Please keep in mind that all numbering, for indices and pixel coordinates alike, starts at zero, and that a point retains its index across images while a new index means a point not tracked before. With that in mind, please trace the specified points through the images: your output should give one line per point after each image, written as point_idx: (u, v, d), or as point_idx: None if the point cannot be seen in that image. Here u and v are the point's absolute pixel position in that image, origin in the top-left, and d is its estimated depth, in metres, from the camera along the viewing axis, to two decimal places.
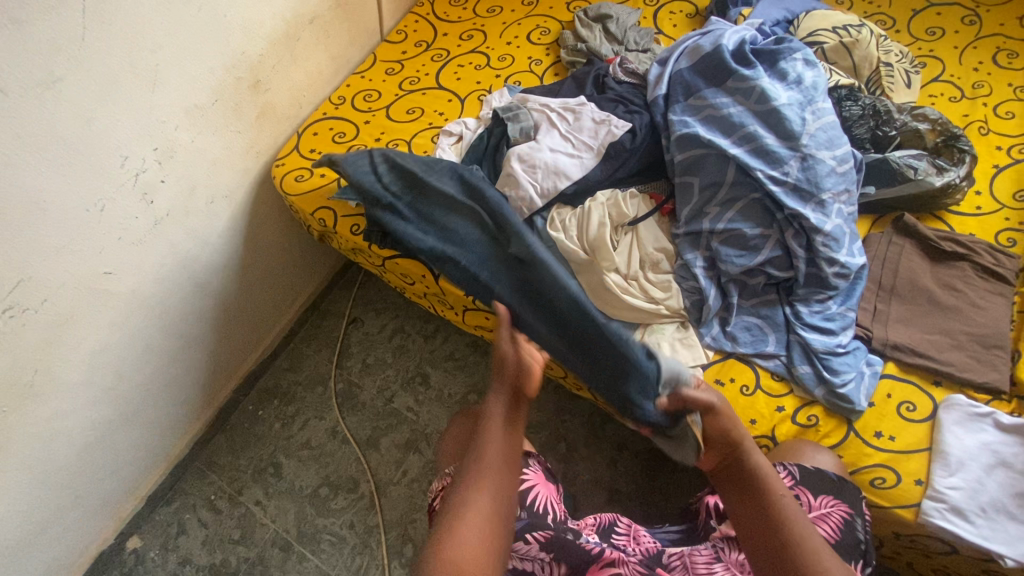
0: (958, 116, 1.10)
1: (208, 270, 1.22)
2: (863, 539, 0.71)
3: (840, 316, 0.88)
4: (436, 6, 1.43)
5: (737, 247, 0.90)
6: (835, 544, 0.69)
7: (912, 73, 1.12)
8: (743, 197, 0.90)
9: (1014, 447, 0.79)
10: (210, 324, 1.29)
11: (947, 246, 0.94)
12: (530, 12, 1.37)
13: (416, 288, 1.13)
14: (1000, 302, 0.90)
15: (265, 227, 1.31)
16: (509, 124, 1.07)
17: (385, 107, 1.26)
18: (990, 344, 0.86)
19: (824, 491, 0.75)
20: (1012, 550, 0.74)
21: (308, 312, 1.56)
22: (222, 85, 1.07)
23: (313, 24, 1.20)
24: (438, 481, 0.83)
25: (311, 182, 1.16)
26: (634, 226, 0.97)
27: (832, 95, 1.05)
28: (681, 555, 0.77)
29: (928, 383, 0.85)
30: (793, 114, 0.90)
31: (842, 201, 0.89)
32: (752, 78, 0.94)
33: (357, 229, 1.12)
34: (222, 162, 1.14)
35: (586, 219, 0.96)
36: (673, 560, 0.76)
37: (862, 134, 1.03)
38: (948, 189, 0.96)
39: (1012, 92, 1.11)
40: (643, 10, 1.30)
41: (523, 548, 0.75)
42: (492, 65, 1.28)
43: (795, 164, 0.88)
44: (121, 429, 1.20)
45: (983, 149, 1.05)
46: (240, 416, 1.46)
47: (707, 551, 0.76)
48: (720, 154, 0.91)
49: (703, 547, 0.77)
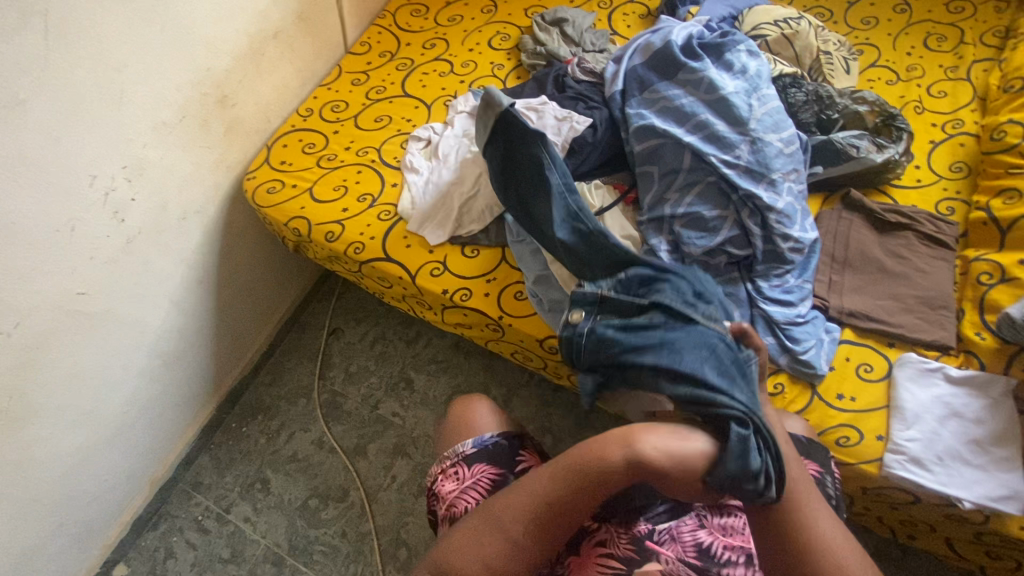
0: (895, 97, 1.17)
1: (183, 286, 1.22)
2: (834, 495, 0.75)
3: (798, 288, 0.93)
4: (397, 17, 1.46)
5: (697, 229, 0.94)
6: None
7: (849, 60, 1.19)
8: (700, 181, 0.95)
9: (964, 398, 0.85)
10: (188, 343, 1.29)
11: (891, 218, 1.01)
12: (490, 19, 1.41)
13: (394, 291, 1.15)
14: (944, 266, 0.96)
15: (239, 242, 1.32)
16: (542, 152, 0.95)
17: (353, 117, 1.28)
18: (935, 305, 0.92)
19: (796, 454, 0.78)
20: (968, 493, 0.79)
21: (287, 325, 1.56)
22: (189, 101, 1.09)
23: (277, 39, 1.22)
24: (438, 464, 0.85)
25: (282, 193, 1.18)
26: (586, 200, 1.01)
27: (778, 83, 1.11)
28: (668, 528, 0.76)
29: (882, 345, 0.91)
30: (741, 101, 0.96)
31: (792, 179, 0.95)
32: (700, 70, 0.99)
33: (331, 236, 1.13)
34: (192, 178, 1.15)
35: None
36: (662, 535, 0.75)
37: (808, 118, 1.10)
38: (888, 164, 1.03)
39: (943, 73, 1.19)
40: (598, 13, 1.35)
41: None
42: (455, 72, 1.32)
43: (745, 148, 0.93)
44: (102, 453, 1.19)
45: (919, 126, 1.13)
46: (224, 434, 1.45)
47: (691, 520, 0.77)
48: (676, 142, 0.96)
49: (687, 515, 0.78)
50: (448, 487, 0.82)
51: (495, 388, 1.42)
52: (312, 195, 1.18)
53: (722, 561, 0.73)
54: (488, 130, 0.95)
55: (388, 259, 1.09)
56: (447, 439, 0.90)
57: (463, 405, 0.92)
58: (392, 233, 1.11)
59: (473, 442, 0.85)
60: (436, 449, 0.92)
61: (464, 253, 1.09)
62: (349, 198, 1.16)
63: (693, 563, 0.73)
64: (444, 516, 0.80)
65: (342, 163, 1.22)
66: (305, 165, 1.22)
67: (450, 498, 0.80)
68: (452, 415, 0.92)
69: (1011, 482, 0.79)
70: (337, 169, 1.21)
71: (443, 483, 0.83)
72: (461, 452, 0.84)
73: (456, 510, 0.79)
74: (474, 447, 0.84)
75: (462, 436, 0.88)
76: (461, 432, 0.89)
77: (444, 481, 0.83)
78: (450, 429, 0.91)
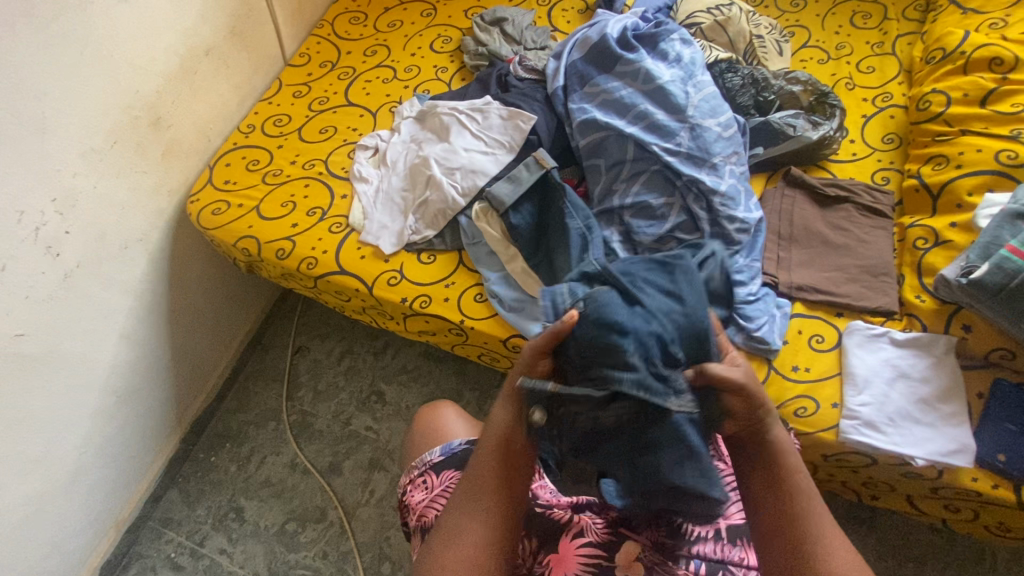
0: (827, 75, 1.21)
1: (132, 318, 1.18)
2: None
3: (747, 267, 0.96)
4: (336, 25, 1.43)
5: (646, 218, 0.96)
6: None
7: (782, 42, 1.23)
8: (645, 171, 0.97)
9: (909, 359, 0.88)
10: (143, 376, 1.24)
11: (831, 192, 1.04)
12: (430, 23, 1.40)
13: (353, 304, 1.13)
14: (883, 235, 0.99)
15: (189, 266, 1.28)
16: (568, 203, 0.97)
17: (297, 130, 1.26)
18: (878, 273, 0.95)
19: None
20: (920, 450, 0.82)
21: (250, 348, 1.52)
22: (120, 126, 1.05)
23: (209, 55, 1.19)
24: (407, 474, 0.84)
25: (228, 214, 1.15)
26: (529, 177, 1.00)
27: (714, 69, 1.14)
28: None
29: (831, 316, 0.94)
30: (677, 89, 0.98)
31: (733, 162, 0.97)
32: (636, 61, 1.01)
33: (282, 253, 1.11)
34: (131, 204, 1.11)
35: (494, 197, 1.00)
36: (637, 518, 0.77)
37: (746, 101, 1.12)
38: (824, 140, 1.06)
39: (870, 49, 1.23)
40: (537, 11, 1.36)
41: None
42: (399, 78, 1.31)
43: (685, 134, 0.95)
44: (60, 498, 1.14)
45: (852, 102, 1.17)
46: (192, 466, 1.40)
47: None
48: (618, 134, 0.98)
49: None
50: (418, 497, 0.80)
51: (468, 392, 1.41)
52: (259, 213, 1.15)
53: (694, 538, 0.73)
54: (523, 186, 1.00)
55: (343, 272, 1.08)
56: (417, 449, 0.89)
57: (432, 412, 0.93)
58: (345, 245, 1.09)
59: (441, 450, 0.84)
60: (406, 459, 0.90)
61: (420, 259, 1.07)
62: (298, 212, 1.14)
63: (665, 543, 0.72)
64: (415, 528, 0.79)
65: (288, 177, 1.19)
66: (250, 183, 1.19)
67: (421, 509, 0.79)
68: (423, 423, 0.92)
69: (958, 436, 0.82)
70: (284, 185, 1.18)
71: (412, 493, 0.81)
72: (428, 462, 0.83)
73: (427, 522, 0.77)
74: (441, 455, 0.83)
75: (431, 445, 0.88)
76: (431, 441, 0.88)
77: (413, 491, 0.81)
78: (420, 439, 0.90)
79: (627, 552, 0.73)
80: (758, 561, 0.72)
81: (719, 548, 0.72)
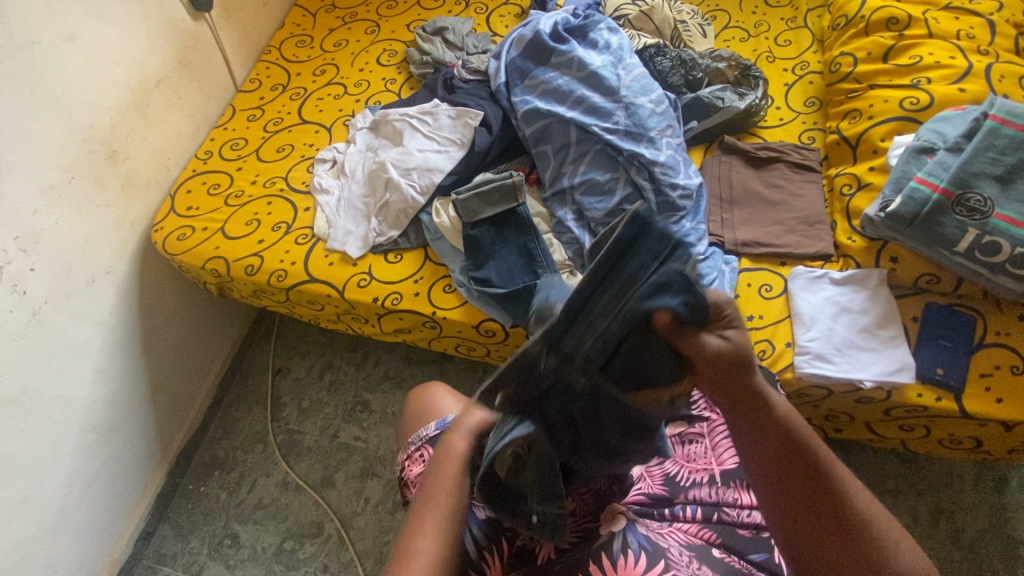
0: (749, 52, 1.31)
1: (106, 351, 1.18)
2: None
3: (694, 230, 1.02)
4: (283, 49, 1.48)
5: (596, 194, 1.02)
6: None
7: (704, 26, 1.32)
8: (589, 151, 1.03)
9: (850, 294, 0.94)
10: (124, 410, 1.24)
11: (763, 154, 1.12)
12: (375, 39, 1.45)
13: (327, 312, 1.16)
14: (815, 187, 1.07)
15: (160, 295, 1.29)
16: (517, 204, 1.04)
17: (254, 152, 1.29)
18: (814, 222, 1.03)
19: None
20: (867, 374, 0.88)
21: (230, 375, 1.52)
22: (77, 160, 1.07)
23: (161, 86, 1.22)
24: (405, 450, 0.86)
25: (194, 238, 1.17)
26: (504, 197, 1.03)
27: (645, 55, 1.23)
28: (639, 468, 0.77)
29: (776, 266, 1.01)
30: (609, 73, 1.05)
31: (668, 135, 1.04)
32: (568, 51, 1.08)
33: (251, 269, 1.13)
34: (94, 238, 1.12)
35: (466, 212, 1.03)
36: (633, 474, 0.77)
37: (677, 81, 1.21)
38: (751, 109, 1.15)
39: (786, 24, 1.33)
40: (476, 18, 1.43)
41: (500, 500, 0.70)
42: (350, 93, 1.36)
43: (620, 113, 1.03)
44: (47, 541, 1.12)
45: (774, 73, 1.26)
46: (181, 498, 1.39)
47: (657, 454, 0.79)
48: (561, 120, 1.04)
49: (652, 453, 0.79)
50: (416, 470, 0.83)
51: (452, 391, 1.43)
52: (224, 233, 1.17)
53: (689, 484, 0.75)
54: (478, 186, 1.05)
55: (313, 281, 1.11)
56: (412, 424, 0.91)
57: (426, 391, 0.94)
58: (312, 255, 1.12)
59: (436, 425, 0.85)
60: (400, 437, 0.92)
61: (387, 260, 1.11)
62: (263, 229, 1.17)
63: (661, 494, 0.74)
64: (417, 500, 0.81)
65: (250, 197, 1.22)
66: (213, 207, 1.21)
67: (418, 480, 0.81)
68: (415, 400, 0.94)
69: (900, 356, 0.89)
70: (246, 205, 1.21)
71: (411, 467, 0.84)
72: (425, 437, 0.85)
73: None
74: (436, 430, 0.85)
75: (425, 422, 0.89)
76: (423, 417, 0.89)
77: (412, 465, 0.84)
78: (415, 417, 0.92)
79: (611, 508, 0.67)
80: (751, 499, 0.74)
81: (713, 491, 0.74)
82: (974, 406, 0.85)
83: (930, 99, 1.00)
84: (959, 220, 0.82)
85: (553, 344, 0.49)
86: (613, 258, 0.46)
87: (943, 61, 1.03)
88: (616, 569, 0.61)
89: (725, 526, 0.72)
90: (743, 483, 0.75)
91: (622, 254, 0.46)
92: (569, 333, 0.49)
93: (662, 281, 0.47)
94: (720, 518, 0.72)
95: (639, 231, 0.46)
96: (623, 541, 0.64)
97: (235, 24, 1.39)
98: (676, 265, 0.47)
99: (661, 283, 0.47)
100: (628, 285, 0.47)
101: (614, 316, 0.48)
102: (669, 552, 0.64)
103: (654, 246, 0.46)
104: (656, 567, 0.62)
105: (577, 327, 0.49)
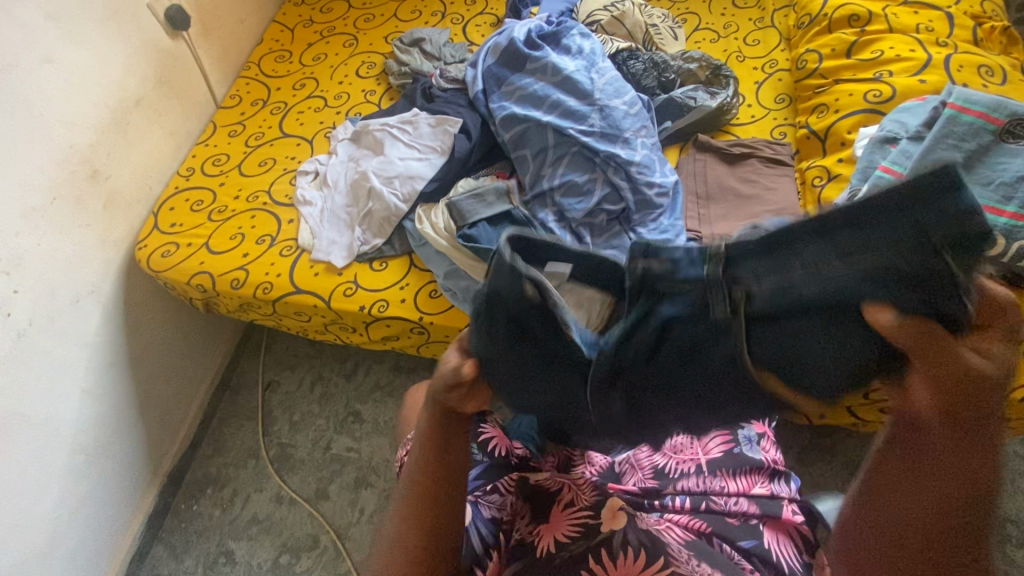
0: (720, 52, 1.34)
1: (94, 371, 1.18)
2: None
3: (672, 226, 1.04)
4: (262, 65, 1.49)
5: (575, 195, 1.05)
6: None
7: (675, 28, 1.35)
8: (567, 153, 1.05)
9: None
10: (113, 431, 1.24)
11: (737, 150, 1.15)
12: (353, 52, 1.47)
13: (314, 323, 1.17)
14: (787, 180, 1.10)
15: (146, 313, 1.28)
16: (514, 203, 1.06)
17: (236, 166, 1.30)
18: (788, 214, 1.05)
19: None
20: None
21: (220, 391, 1.52)
22: (58, 181, 1.07)
23: (140, 105, 1.23)
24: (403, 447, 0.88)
25: (178, 254, 1.18)
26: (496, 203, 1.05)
27: (618, 59, 1.26)
28: (627, 459, 0.79)
29: None
30: (582, 77, 1.08)
31: (643, 135, 1.07)
32: (542, 57, 1.10)
33: (237, 283, 1.14)
34: (77, 258, 1.12)
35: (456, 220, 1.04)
36: (623, 466, 0.78)
37: (651, 83, 1.23)
38: (723, 107, 1.18)
39: (754, 24, 1.37)
40: (452, 29, 1.45)
41: (497, 498, 0.73)
42: (330, 105, 1.37)
43: (595, 115, 1.05)
44: (39, 566, 1.11)
45: (744, 72, 1.29)
46: (174, 517, 1.38)
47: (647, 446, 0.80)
48: (537, 124, 1.06)
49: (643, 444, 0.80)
50: None
51: None
52: (208, 248, 1.18)
53: (678, 476, 0.76)
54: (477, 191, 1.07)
55: (300, 292, 1.11)
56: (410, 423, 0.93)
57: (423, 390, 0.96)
58: (297, 266, 1.13)
59: None
60: (400, 436, 0.94)
61: (372, 267, 1.12)
62: (247, 242, 1.17)
63: (651, 486, 0.75)
64: None
65: (233, 212, 1.23)
66: (196, 223, 1.22)
67: None
68: (411, 403, 0.96)
69: None
70: (230, 219, 1.21)
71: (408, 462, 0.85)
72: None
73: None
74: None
75: None
76: None
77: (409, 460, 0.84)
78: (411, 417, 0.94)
79: (610, 504, 0.68)
80: (738, 486, 0.75)
81: (701, 481, 0.75)
82: None
83: (892, 91, 1.03)
84: None
85: (732, 260, 0.49)
86: (855, 211, 0.46)
87: (903, 54, 1.07)
88: (616, 566, 0.63)
89: (715, 515, 0.72)
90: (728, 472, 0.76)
91: (899, 221, 0.44)
92: (760, 261, 0.49)
93: (914, 272, 0.45)
94: (709, 507, 0.73)
95: (923, 195, 0.43)
96: (623, 537, 0.65)
97: (213, 41, 1.40)
98: (942, 258, 0.44)
99: (911, 264, 0.44)
100: (862, 246, 0.46)
101: (826, 265, 0.47)
102: (669, 547, 0.65)
103: (928, 224, 0.44)
104: (655, 564, 0.63)
105: (770, 255, 0.48)
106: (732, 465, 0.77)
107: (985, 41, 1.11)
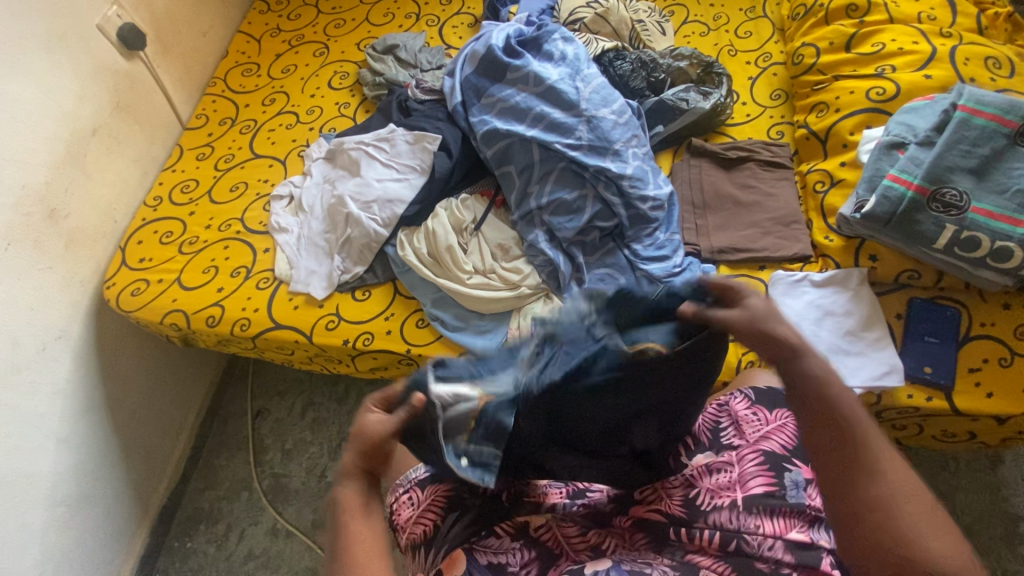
0: (710, 46, 1.27)
1: (68, 418, 1.12)
2: None
3: (668, 242, 1.00)
4: (229, 80, 1.41)
5: (565, 214, 0.99)
6: (794, 449, 0.71)
7: (662, 23, 1.28)
8: (554, 169, 0.99)
9: (831, 296, 0.92)
10: (94, 479, 1.18)
11: (733, 154, 1.09)
12: (324, 61, 1.39)
13: (299, 356, 1.11)
14: (788, 185, 1.04)
15: (121, 352, 1.22)
16: (520, 226, 1.02)
17: (206, 193, 1.23)
18: (789, 222, 1.00)
19: (777, 405, 0.76)
20: (856, 380, 0.86)
21: (207, 423, 1.46)
22: (11, 225, 1.00)
23: (97, 134, 1.15)
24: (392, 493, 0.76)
25: (149, 292, 1.11)
26: (478, 229, 1.04)
27: (604, 60, 1.19)
28: (654, 488, 0.70)
29: (755, 271, 0.98)
30: (567, 86, 1.01)
31: (634, 145, 1.01)
32: (523, 66, 1.03)
33: (213, 320, 1.07)
34: (41, 303, 1.06)
35: (437, 244, 1.01)
36: (647, 495, 0.69)
37: (639, 84, 1.16)
38: (716, 109, 1.11)
39: (745, 13, 1.30)
40: (428, 32, 1.37)
41: (493, 541, 0.67)
42: (302, 121, 1.30)
43: (583, 128, 0.99)
44: None
45: (737, 67, 1.23)
46: (168, 556, 1.33)
47: (679, 480, 0.70)
48: (521, 139, 1.00)
49: (673, 478, 0.70)
50: (405, 515, 0.72)
51: None
52: (180, 284, 1.12)
53: (708, 508, 0.67)
54: (476, 217, 1.05)
55: (280, 326, 1.05)
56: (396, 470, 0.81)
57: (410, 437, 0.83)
58: (275, 300, 1.07)
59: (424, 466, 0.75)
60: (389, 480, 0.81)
61: (355, 297, 1.06)
62: (221, 276, 1.11)
63: (680, 514, 0.67)
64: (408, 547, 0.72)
65: (205, 243, 1.16)
66: (166, 257, 1.15)
67: (410, 526, 0.71)
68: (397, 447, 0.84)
69: (888, 358, 0.87)
70: (202, 251, 1.15)
71: (399, 511, 0.73)
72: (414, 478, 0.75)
73: (417, 538, 0.70)
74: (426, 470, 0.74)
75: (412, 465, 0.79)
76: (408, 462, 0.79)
77: (400, 509, 0.73)
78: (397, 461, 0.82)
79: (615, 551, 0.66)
80: (775, 526, 0.65)
81: (733, 516, 0.66)
82: (965, 403, 0.83)
83: (896, 89, 0.97)
84: (936, 216, 0.79)
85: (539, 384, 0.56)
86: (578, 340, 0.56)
87: (905, 47, 1.00)
88: None
89: (742, 557, 0.64)
90: (767, 510, 0.66)
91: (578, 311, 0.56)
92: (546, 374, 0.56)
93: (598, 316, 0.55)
94: (739, 548, 0.64)
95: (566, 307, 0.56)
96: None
97: (174, 59, 1.32)
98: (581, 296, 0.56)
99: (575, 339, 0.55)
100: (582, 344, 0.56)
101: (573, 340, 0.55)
102: None
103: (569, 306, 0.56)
104: None
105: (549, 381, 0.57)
106: (773, 504, 0.66)
107: (990, 28, 1.05)
